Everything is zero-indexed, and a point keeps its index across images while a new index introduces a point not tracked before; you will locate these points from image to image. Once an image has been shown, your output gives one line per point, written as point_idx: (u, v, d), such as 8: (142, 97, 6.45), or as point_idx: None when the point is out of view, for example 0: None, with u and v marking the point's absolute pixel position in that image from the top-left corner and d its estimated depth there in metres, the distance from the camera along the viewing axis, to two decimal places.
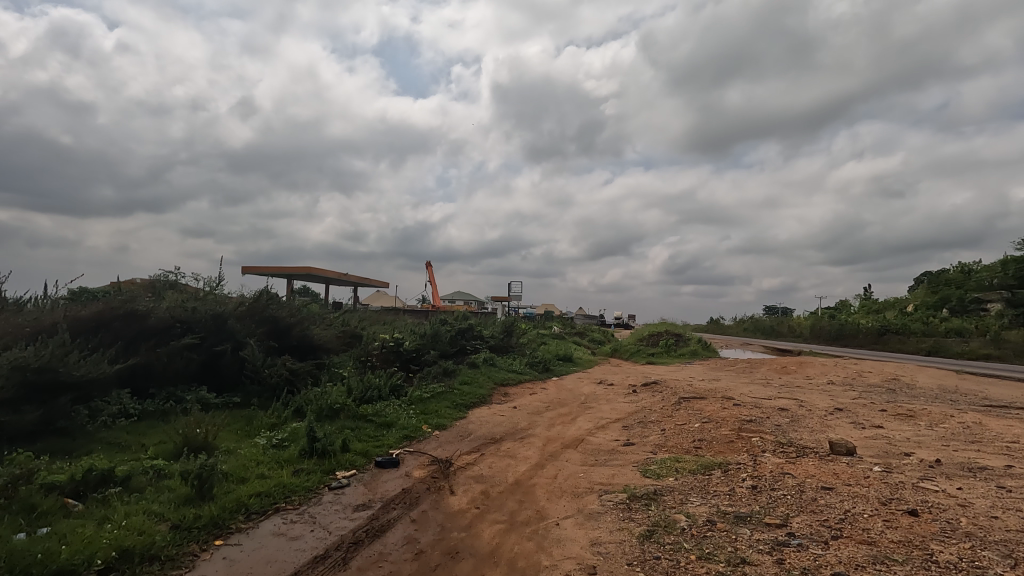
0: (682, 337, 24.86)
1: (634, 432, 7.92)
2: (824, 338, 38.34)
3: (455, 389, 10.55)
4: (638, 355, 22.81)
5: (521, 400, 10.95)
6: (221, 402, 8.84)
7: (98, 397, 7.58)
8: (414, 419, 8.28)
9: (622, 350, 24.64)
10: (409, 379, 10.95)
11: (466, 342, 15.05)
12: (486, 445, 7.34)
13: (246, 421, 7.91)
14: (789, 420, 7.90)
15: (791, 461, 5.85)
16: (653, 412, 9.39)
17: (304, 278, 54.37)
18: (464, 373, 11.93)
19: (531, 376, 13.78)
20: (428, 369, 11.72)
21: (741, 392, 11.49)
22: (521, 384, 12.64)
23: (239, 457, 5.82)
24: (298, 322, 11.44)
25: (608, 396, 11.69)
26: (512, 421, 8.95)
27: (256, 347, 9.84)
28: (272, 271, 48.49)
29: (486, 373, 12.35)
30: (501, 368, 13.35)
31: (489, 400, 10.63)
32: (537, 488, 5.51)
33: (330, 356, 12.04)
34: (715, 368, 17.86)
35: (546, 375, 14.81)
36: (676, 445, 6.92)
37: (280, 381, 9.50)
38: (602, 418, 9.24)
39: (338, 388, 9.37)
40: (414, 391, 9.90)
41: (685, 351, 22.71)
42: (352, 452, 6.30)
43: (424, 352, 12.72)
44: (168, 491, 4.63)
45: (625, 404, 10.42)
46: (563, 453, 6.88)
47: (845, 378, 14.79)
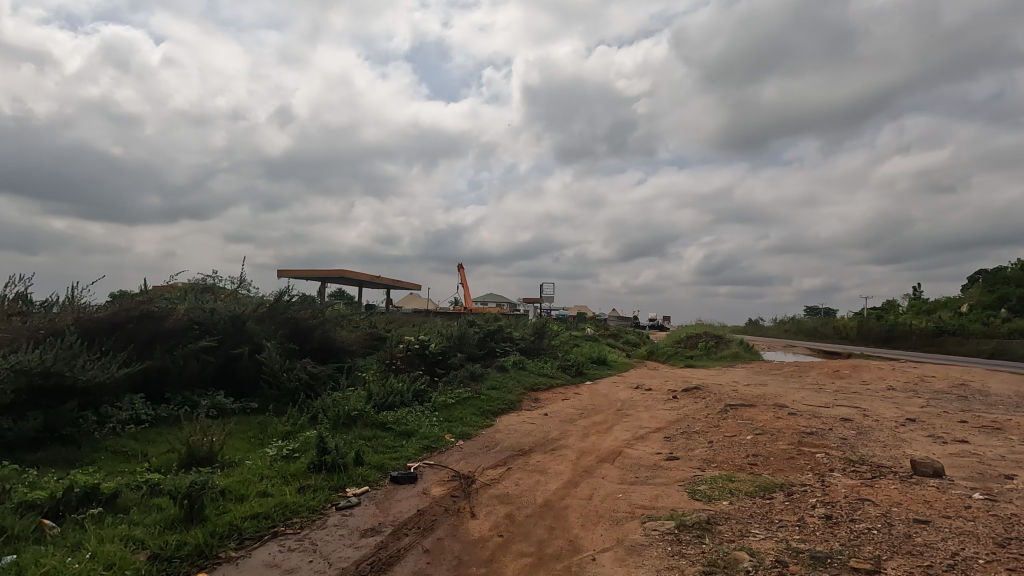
0: (723, 339, 23.68)
1: (677, 445, 7.14)
2: (872, 340, 36.29)
3: (481, 395, 9.95)
4: (676, 358, 21.78)
5: (553, 407, 10.25)
6: (238, 407, 8.49)
7: (108, 402, 7.26)
8: (436, 427, 7.70)
9: (659, 353, 23.63)
10: (435, 384, 10.41)
11: (495, 344, 14.46)
12: (513, 458, 6.68)
13: (260, 429, 7.49)
14: (856, 433, 6.98)
15: (868, 484, 5.00)
16: (697, 421, 8.57)
17: (336, 281, 54.87)
18: (492, 377, 11.32)
19: (563, 380, 13.08)
20: (454, 372, 11.16)
21: (793, 399, 10.51)
22: (552, 389, 11.96)
23: (242, 471, 5.33)
24: (319, 324, 11.09)
25: (646, 403, 10.88)
26: (542, 430, 8.27)
27: (274, 350, 9.50)
28: (305, 275, 49.06)
29: (516, 377, 11.72)
30: (531, 371, 12.71)
31: (518, 406, 9.99)
32: (569, 512, 4.82)
33: (353, 359, 11.62)
34: (760, 372, 16.75)
35: (579, 379, 14.08)
36: (727, 461, 6.13)
37: (298, 386, 9.14)
38: (641, 427, 8.47)
39: (358, 393, 8.88)
40: (438, 397, 9.35)
41: (725, 354, 21.57)
42: (366, 465, 5.76)
43: (451, 354, 12.17)
44: (155, 512, 4.15)
45: (665, 412, 9.61)
46: (598, 468, 6.17)
47: (907, 383, 13.55)
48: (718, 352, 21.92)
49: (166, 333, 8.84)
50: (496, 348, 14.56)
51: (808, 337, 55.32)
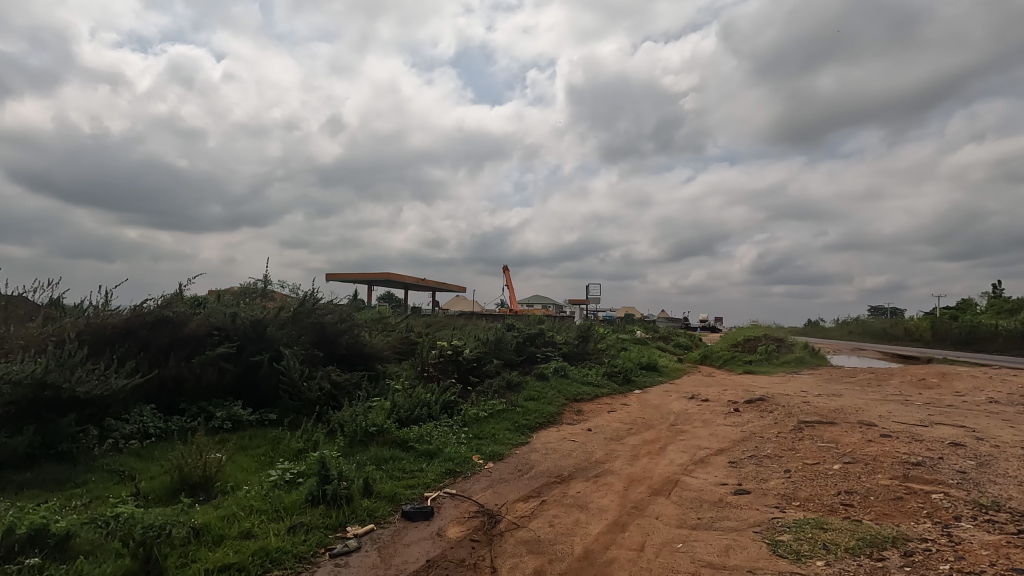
0: (785, 342, 21.82)
1: (747, 474, 5.99)
2: (950, 342, 33.16)
3: (518, 406, 9.03)
4: (733, 363, 20.16)
5: (598, 421, 9.21)
6: (255, 419, 7.91)
7: (115, 415, 6.78)
8: (463, 446, 6.84)
9: (713, 357, 22.04)
10: (467, 394, 9.56)
11: (535, 350, 13.48)
12: (549, 487, 5.72)
13: (272, 445, 6.85)
14: (975, 464, 5.63)
15: (1016, 544, 3.75)
16: (767, 441, 7.35)
17: (382, 284, 55.39)
18: (530, 386, 10.38)
19: (609, 389, 11.98)
20: (490, 381, 10.27)
21: (880, 414, 9.04)
22: (597, 399, 10.90)
23: (231, 503, 4.61)
24: (346, 329, 10.47)
25: (704, 416, 9.67)
26: (585, 450, 7.26)
27: (295, 358, 8.89)
28: (351, 278, 49.46)
29: (557, 386, 10.73)
30: (574, 379, 11.68)
31: (558, 419, 9.01)
32: (615, 569, 3.82)
33: (383, 366, 10.94)
34: (831, 380, 15.06)
35: (628, 388, 12.93)
36: (813, 498, 4.97)
37: (320, 396, 8.50)
38: (699, 448, 7.33)
39: (382, 404, 8.13)
40: (470, 409, 8.49)
41: (789, 359, 19.78)
42: (374, 497, 4.95)
43: (486, 361, 11.30)
44: (108, 561, 3.45)
45: (727, 429, 8.40)
46: (650, 503, 5.13)
47: (1012, 395, 11.69)
48: (780, 357, 20.16)
49: (183, 340, 8.38)
50: (537, 354, 13.58)
51: (877, 339, 51.50)
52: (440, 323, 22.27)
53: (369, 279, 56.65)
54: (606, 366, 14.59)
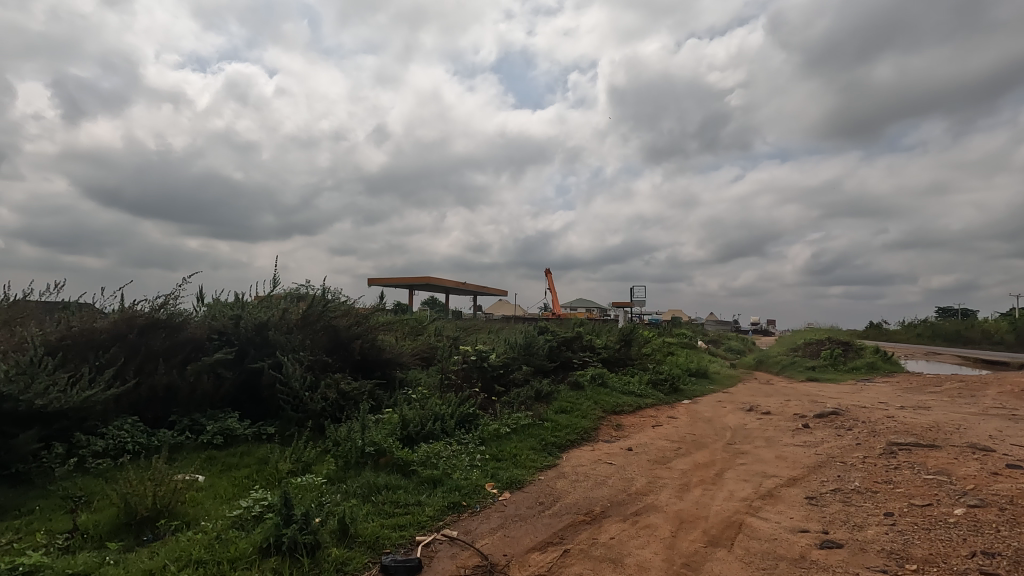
0: (853, 346, 19.69)
1: (832, 518, 4.66)
2: None
3: (547, 420, 7.89)
4: (793, 370, 18.27)
5: (640, 439, 7.96)
6: (250, 433, 7.11)
7: (89, 430, 6.08)
8: (476, 471, 5.77)
9: (770, 363, 20.16)
10: (490, 406, 8.48)
11: (571, 355, 12.27)
12: (575, 529, 4.55)
13: (259, 466, 5.99)
14: None
15: None
16: (850, 471, 5.96)
17: (422, 288, 55.28)
18: (563, 396, 9.21)
19: (654, 399, 10.64)
20: (518, 391, 9.15)
21: (992, 434, 7.38)
22: (640, 411, 9.61)
23: (170, 549, 3.71)
24: (360, 333, 9.60)
25: (767, 434, 8.26)
26: (625, 476, 6.07)
27: (300, 365, 8.06)
28: (391, 284, 49.40)
29: (593, 396, 9.51)
30: (614, 388, 10.42)
31: (593, 436, 7.81)
32: None
33: (401, 374, 10.00)
34: (914, 390, 13.14)
35: (676, 397, 11.54)
36: (936, 562, 3.62)
37: (325, 407, 7.63)
38: (765, 477, 6.00)
39: (391, 416, 7.16)
40: (490, 424, 7.41)
41: (858, 365, 17.73)
42: (350, 544, 3.93)
43: (515, 367, 10.18)
44: None
45: (797, 451, 7.02)
46: (707, 560, 3.90)
47: None
48: (848, 363, 18.12)
49: (179, 345, 7.68)
50: (572, 359, 12.36)
51: (951, 342, 47.33)
52: (475, 326, 21.28)
53: (410, 284, 56.66)
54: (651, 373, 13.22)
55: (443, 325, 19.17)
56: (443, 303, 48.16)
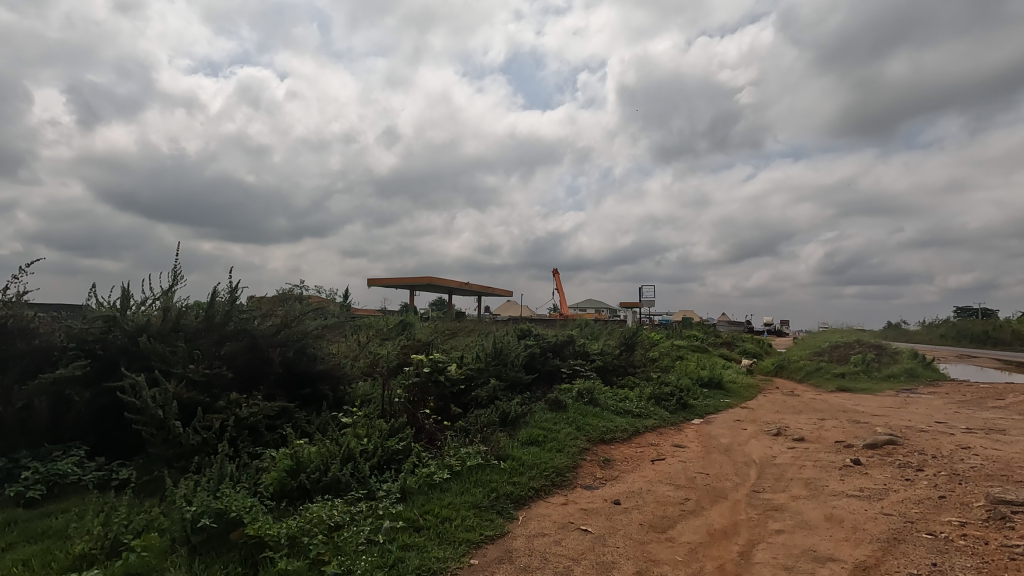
0: (887, 350, 17.41)
1: None
2: None
3: (506, 457, 5.85)
4: (820, 378, 16.01)
5: (633, 483, 5.89)
6: (90, 481, 5.17)
7: None
8: (368, 558, 3.75)
9: (793, 369, 17.93)
10: (436, 436, 6.46)
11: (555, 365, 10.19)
12: None
13: (54, 542, 4.05)
14: None
15: None
16: (948, 558, 3.86)
17: (423, 288, 53.49)
18: (537, 420, 7.15)
19: (656, 420, 8.55)
20: (477, 414, 7.10)
21: None
22: (637, 439, 7.54)
23: None
24: (281, 340, 7.63)
25: (805, 475, 6.14)
26: (602, 559, 4.02)
27: (181, 383, 6.11)
28: (388, 286, 47.52)
29: (577, 419, 7.43)
30: (605, 407, 8.34)
31: (567, 480, 5.75)
32: None
33: (338, 391, 8.02)
34: (975, 406, 10.88)
35: (684, 416, 9.43)
36: None
37: (205, 440, 5.67)
38: (817, 564, 3.91)
39: (283, 458, 5.17)
40: (422, 467, 5.38)
41: (895, 372, 15.44)
42: None
43: (480, 381, 8.14)
44: None
45: (854, 511, 4.91)
46: None
47: None
48: (883, 369, 15.84)
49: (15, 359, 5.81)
50: (558, 370, 10.28)
51: (982, 343, 44.45)
52: (462, 330, 19.25)
53: (410, 285, 54.70)
54: (654, 385, 11.08)
55: (424, 330, 17.14)
56: (444, 305, 46.19)
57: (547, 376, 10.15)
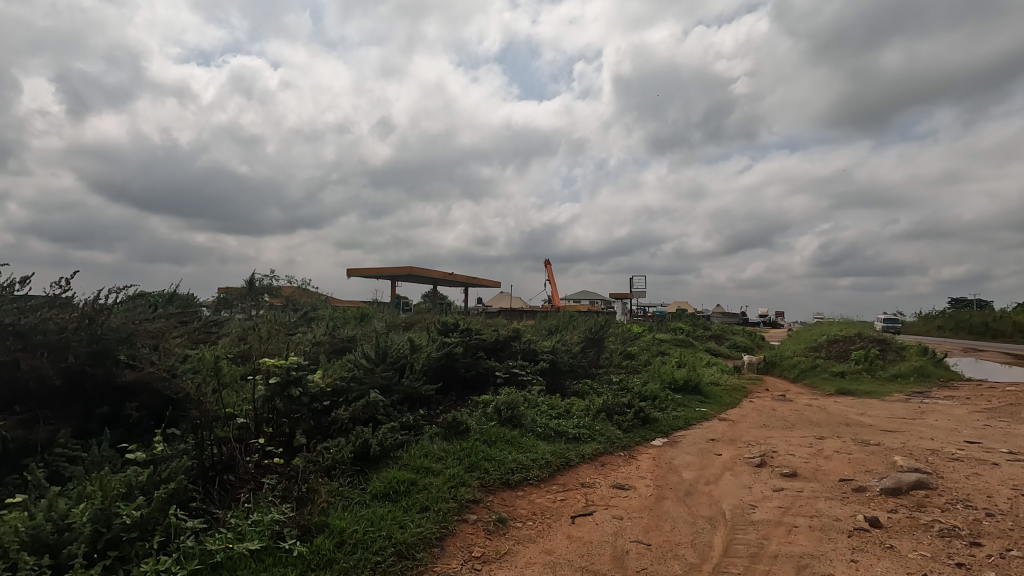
0: (892, 345, 15.33)
1: None
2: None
3: (319, 530, 3.65)
4: (817, 380, 13.86)
5: (525, 570, 3.70)
6: None
7: None
8: None
9: (785, 367, 15.84)
10: (242, 491, 4.28)
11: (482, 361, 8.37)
12: None
13: None
14: None
15: None
16: None
17: (405, 279, 51.42)
18: (412, 456, 4.96)
19: (599, 445, 6.41)
20: (324, 445, 4.91)
21: None
22: (561, 476, 5.38)
23: None
24: (64, 342, 5.47)
25: (796, 548, 3.99)
26: None
27: None
28: (366, 275, 45.50)
29: (474, 449, 5.25)
30: (529, 430, 6.16)
31: (412, 568, 3.55)
32: None
33: (157, 410, 5.85)
34: (1011, 419, 8.72)
35: (641, 436, 7.31)
36: None
37: None
38: None
39: None
40: (152, 561, 3.19)
41: (903, 372, 13.29)
42: None
43: (355, 394, 5.95)
44: None
45: None
46: None
47: None
48: (889, 368, 13.70)
49: None
50: (484, 372, 8.32)
51: (982, 336, 42.56)
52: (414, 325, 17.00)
53: (391, 275, 52.52)
54: (611, 393, 8.96)
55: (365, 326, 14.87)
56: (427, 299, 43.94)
57: (477, 381, 8.31)
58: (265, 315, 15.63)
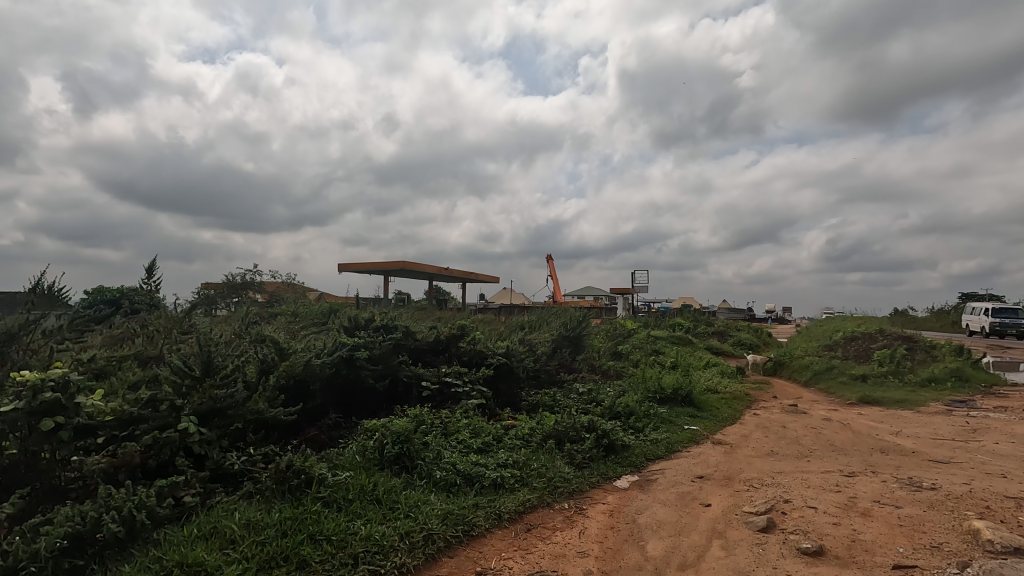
0: (922, 344, 13.21)
1: None
2: None
3: None
4: (833, 385, 11.82)
5: None
6: None
7: None
8: None
9: (796, 370, 13.80)
10: None
11: (401, 359, 6.63)
12: None
13: None
14: None
15: None
16: None
17: (398, 275, 49.68)
18: (178, 542, 2.98)
19: (527, 496, 4.40)
20: (30, 524, 2.93)
21: None
22: (443, 562, 3.37)
23: None
24: None
25: None
26: None
27: None
28: (357, 270, 43.89)
29: (298, 523, 3.25)
30: (420, 478, 4.16)
31: None
32: None
33: None
34: None
35: (600, 472, 5.29)
36: None
37: None
38: None
39: None
40: None
41: (938, 376, 11.19)
42: None
43: (155, 425, 3.97)
44: None
45: None
46: None
47: None
48: (920, 371, 11.62)
49: None
50: (403, 377, 6.58)
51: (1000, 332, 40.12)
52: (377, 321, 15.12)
53: (385, 270, 50.82)
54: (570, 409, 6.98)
55: (315, 321, 13.01)
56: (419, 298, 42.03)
57: (394, 393, 6.53)
58: (207, 311, 13.83)
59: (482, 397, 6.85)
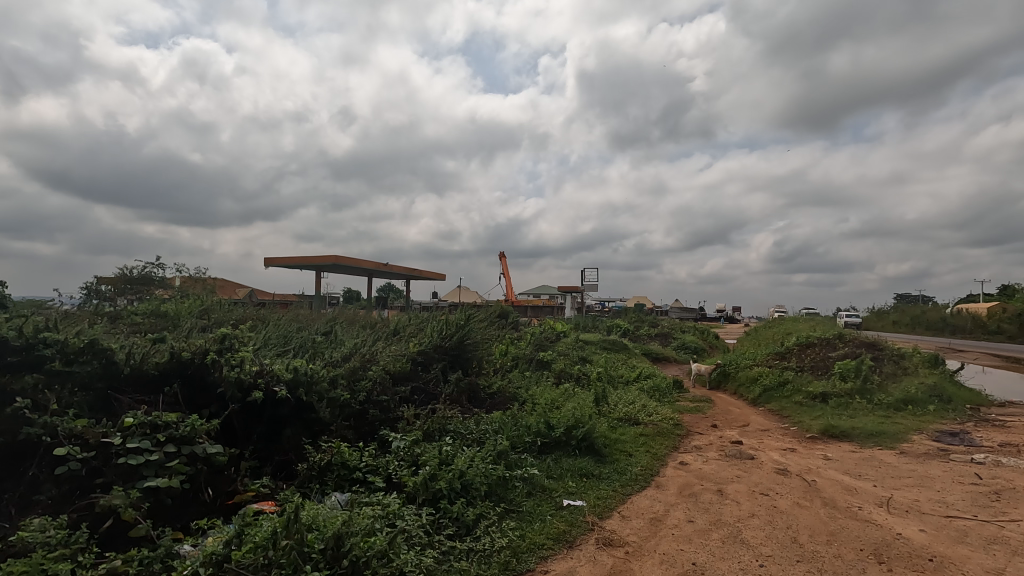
0: (893, 352, 10.80)
1: None
2: None
3: None
4: (786, 407, 9.32)
5: None
6: None
7: None
8: None
9: (743, 386, 11.27)
10: None
11: (21, 407, 3.62)
12: None
13: None
14: None
15: None
16: None
17: (331, 270, 45.94)
18: None
19: None
20: None
21: None
22: None
23: None
24: None
25: None
26: None
27: None
28: (284, 263, 40.23)
29: None
30: None
31: None
32: None
33: None
34: None
35: None
36: None
37: None
38: None
39: None
40: None
41: (915, 398, 8.74)
42: None
43: None
44: None
45: None
46: None
47: None
48: (891, 389, 9.15)
49: None
50: (23, 439, 3.58)
51: (941, 332, 39.42)
52: (234, 329, 11.91)
53: (317, 266, 46.99)
54: (352, 507, 3.99)
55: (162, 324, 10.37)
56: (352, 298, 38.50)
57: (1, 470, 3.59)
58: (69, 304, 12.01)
59: (199, 471, 3.94)
